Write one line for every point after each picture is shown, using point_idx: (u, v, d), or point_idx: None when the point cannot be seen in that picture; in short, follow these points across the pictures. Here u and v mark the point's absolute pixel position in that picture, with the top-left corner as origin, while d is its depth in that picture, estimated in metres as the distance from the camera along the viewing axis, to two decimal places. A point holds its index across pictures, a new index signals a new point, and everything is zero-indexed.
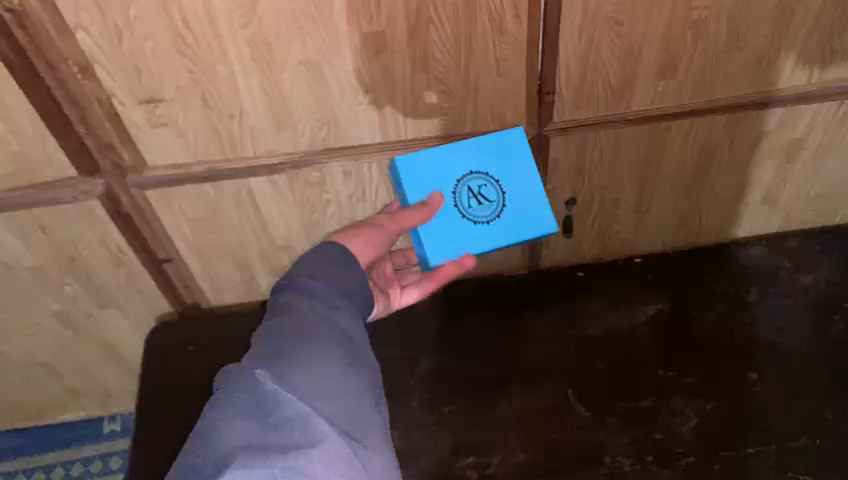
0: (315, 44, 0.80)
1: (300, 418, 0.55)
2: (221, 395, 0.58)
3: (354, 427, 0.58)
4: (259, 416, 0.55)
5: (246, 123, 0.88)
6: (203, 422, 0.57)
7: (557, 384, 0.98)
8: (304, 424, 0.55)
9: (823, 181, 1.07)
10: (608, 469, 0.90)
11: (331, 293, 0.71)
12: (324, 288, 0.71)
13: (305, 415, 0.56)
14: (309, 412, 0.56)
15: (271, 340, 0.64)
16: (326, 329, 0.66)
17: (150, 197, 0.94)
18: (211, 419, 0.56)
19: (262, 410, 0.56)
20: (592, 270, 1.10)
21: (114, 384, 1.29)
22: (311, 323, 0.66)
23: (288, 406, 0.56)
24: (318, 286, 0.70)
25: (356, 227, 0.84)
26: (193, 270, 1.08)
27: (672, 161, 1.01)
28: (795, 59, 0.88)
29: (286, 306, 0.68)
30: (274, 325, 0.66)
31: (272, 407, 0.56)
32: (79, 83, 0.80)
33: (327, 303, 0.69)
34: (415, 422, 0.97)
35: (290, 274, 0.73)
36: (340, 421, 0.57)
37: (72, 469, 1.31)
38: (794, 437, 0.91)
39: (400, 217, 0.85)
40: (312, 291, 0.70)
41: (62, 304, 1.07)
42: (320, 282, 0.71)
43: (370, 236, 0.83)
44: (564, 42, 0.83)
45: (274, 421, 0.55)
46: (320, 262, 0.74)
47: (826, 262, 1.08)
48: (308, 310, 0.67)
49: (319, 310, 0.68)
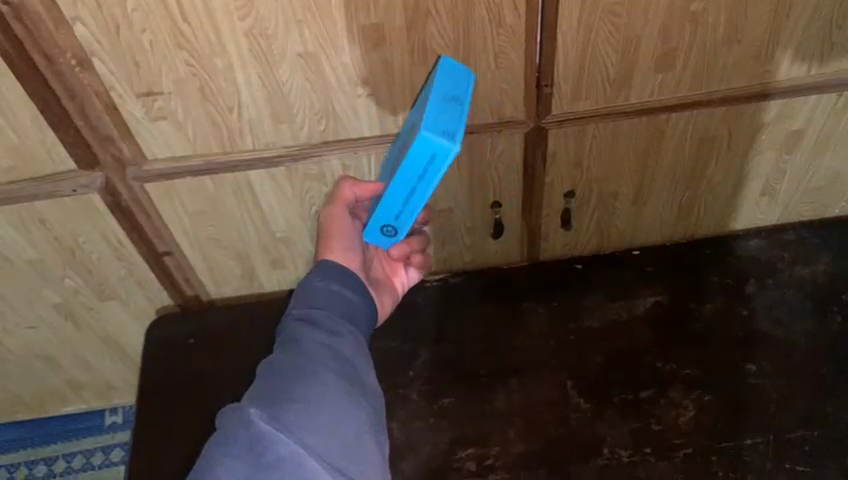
0: (313, 37, 0.80)
1: (292, 459, 0.55)
2: (216, 433, 0.57)
3: (347, 463, 0.58)
4: (251, 457, 0.55)
5: (244, 116, 0.88)
6: (202, 458, 0.57)
7: (555, 375, 0.98)
8: (296, 465, 0.54)
9: (822, 172, 1.06)
10: (606, 460, 0.91)
11: (332, 320, 0.70)
12: (326, 316, 0.70)
13: (297, 457, 0.55)
14: (300, 453, 0.55)
15: (270, 372, 0.63)
16: (326, 357, 0.65)
17: (150, 189, 0.94)
18: (208, 456, 0.56)
19: (255, 449, 0.55)
20: (590, 262, 1.09)
21: (115, 376, 1.30)
22: (310, 351, 0.65)
23: (281, 445, 0.55)
24: (319, 315, 0.69)
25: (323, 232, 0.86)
26: (193, 262, 1.08)
27: (671, 153, 1.00)
28: (797, 50, 0.88)
29: (287, 335, 0.67)
30: (276, 356, 0.65)
31: (265, 446, 0.55)
32: (78, 76, 0.80)
33: (329, 331, 0.68)
34: (414, 414, 0.97)
35: (292, 302, 0.72)
36: (332, 459, 0.57)
37: (74, 462, 1.33)
38: (791, 429, 0.91)
39: (340, 197, 0.87)
40: (314, 320, 0.69)
41: (64, 296, 1.08)
42: (322, 309, 0.71)
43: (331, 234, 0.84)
44: (563, 33, 0.82)
45: (266, 462, 0.54)
46: (319, 288, 0.73)
47: (826, 254, 1.07)
48: (309, 338, 0.66)
49: (319, 339, 0.66)
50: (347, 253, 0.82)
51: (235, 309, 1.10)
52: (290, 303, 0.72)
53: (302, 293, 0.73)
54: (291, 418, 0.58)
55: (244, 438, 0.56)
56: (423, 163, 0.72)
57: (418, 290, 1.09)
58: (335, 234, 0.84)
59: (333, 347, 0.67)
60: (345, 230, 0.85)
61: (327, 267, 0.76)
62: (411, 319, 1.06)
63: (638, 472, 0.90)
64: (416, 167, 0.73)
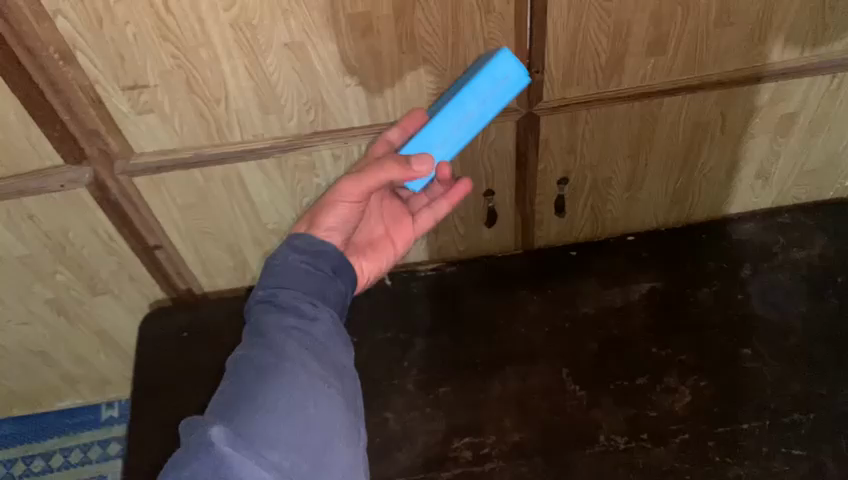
0: (299, 26, 0.78)
1: None
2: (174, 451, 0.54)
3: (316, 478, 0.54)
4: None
5: (232, 108, 0.87)
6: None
7: (551, 363, 0.98)
8: None
9: (817, 155, 1.05)
10: (602, 447, 0.91)
11: (303, 299, 0.65)
12: (294, 300, 0.65)
13: None
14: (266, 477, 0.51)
15: (236, 372, 0.60)
16: (295, 347, 0.60)
17: (138, 183, 0.93)
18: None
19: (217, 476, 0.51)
20: (585, 249, 1.09)
21: (110, 370, 1.30)
22: (278, 344, 0.60)
23: (244, 470, 0.51)
24: (288, 297, 0.65)
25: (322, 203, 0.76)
26: (185, 255, 1.07)
27: (664, 138, 0.99)
28: (789, 32, 0.87)
29: (254, 325, 0.63)
30: (243, 350, 0.61)
31: (227, 472, 0.51)
32: (61, 70, 0.79)
33: (299, 314, 0.64)
34: (409, 405, 0.97)
35: (263, 282, 0.68)
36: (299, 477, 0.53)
37: (71, 456, 1.32)
38: (787, 413, 0.91)
39: (364, 184, 0.73)
40: (282, 304, 0.64)
41: (56, 291, 1.07)
42: (292, 288, 0.66)
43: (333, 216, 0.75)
44: (552, 19, 0.81)
45: None
46: (290, 265, 0.68)
47: (821, 237, 1.06)
48: (276, 328, 0.62)
49: (286, 331, 0.62)
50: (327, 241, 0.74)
51: (229, 302, 1.10)
52: (260, 284, 0.68)
53: (272, 271, 0.68)
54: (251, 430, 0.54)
55: (198, 459, 0.51)
56: (492, 85, 0.75)
57: (412, 279, 1.09)
58: (333, 209, 0.75)
59: (304, 332, 0.62)
60: (347, 214, 0.76)
61: (300, 240, 0.71)
62: (405, 308, 1.06)
63: (634, 458, 0.89)
64: (480, 92, 0.76)
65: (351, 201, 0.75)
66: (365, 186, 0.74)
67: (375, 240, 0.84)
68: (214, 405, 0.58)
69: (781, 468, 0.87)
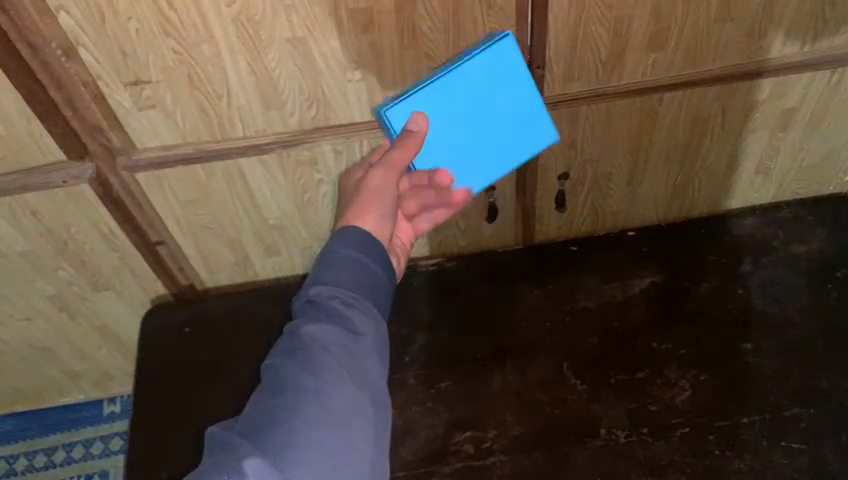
0: (301, 22, 0.79)
1: None
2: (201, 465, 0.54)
3: None
4: None
5: (234, 103, 0.87)
6: None
7: (552, 357, 0.98)
8: None
9: (816, 150, 1.06)
10: (603, 441, 0.91)
11: (352, 307, 0.63)
12: (342, 310, 0.63)
13: None
14: None
15: (271, 384, 0.59)
16: (336, 369, 0.60)
17: (140, 178, 0.94)
18: None
19: None
20: (586, 244, 1.09)
21: (112, 366, 1.30)
22: (319, 363, 0.59)
23: None
24: (338, 303, 0.63)
25: (362, 201, 0.75)
26: (187, 251, 1.08)
27: (665, 132, 0.99)
28: (789, 27, 0.87)
29: (297, 328, 0.62)
30: (282, 359, 0.61)
31: None
32: (63, 66, 0.79)
33: (345, 326, 0.62)
34: (411, 399, 0.97)
35: (313, 276, 0.66)
36: None
37: (73, 451, 1.32)
38: (787, 406, 0.91)
39: (396, 166, 0.77)
40: (331, 310, 0.63)
41: (58, 287, 1.08)
42: (344, 293, 0.64)
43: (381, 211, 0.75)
44: (553, 14, 0.81)
45: None
46: (343, 267, 0.66)
47: (820, 232, 1.07)
48: (320, 342, 0.61)
49: (331, 347, 0.61)
50: (378, 228, 0.74)
51: (230, 297, 1.10)
52: (311, 277, 0.66)
53: (324, 266, 0.66)
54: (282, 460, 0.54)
55: None
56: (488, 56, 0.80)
57: (413, 274, 1.09)
58: (375, 200, 0.75)
59: (349, 350, 0.61)
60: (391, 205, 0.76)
61: (353, 237, 0.69)
62: (406, 303, 1.06)
63: (635, 452, 0.90)
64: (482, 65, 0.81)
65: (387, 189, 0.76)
66: (396, 171, 0.77)
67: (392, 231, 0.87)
68: (245, 418, 0.58)
69: (780, 461, 0.88)
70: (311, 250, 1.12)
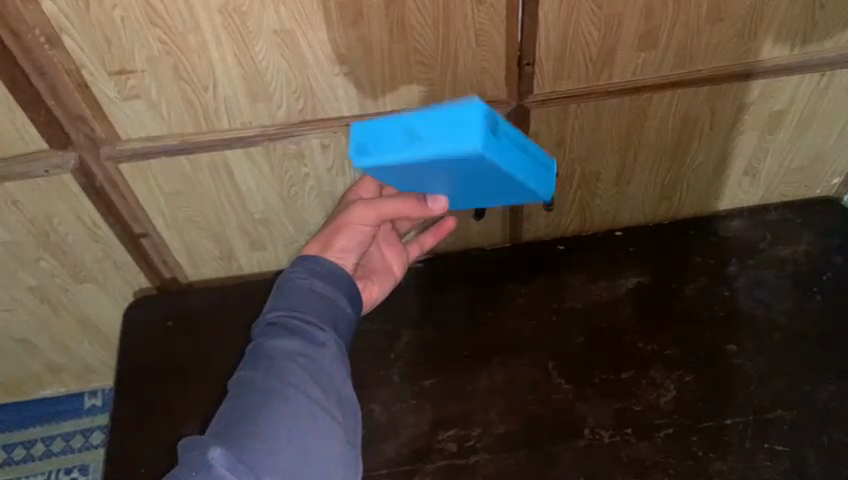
0: (289, 13, 0.78)
1: None
2: (173, 468, 0.56)
3: None
4: None
5: (220, 95, 0.86)
6: None
7: (537, 356, 0.98)
8: None
9: (804, 152, 1.06)
10: (587, 441, 0.91)
11: (314, 325, 0.67)
12: (302, 323, 0.66)
13: None
14: None
15: (239, 393, 0.62)
16: (300, 376, 0.62)
17: (124, 170, 0.93)
18: None
19: None
20: (572, 243, 1.09)
21: (94, 359, 1.29)
22: (283, 369, 0.62)
23: None
24: (297, 321, 0.67)
25: (331, 229, 0.77)
26: (172, 245, 1.07)
27: (653, 133, 0.99)
28: (779, 29, 0.87)
29: (261, 343, 0.65)
30: (246, 371, 0.63)
31: None
32: (47, 54, 0.78)
33: (309, 340, 0.65)
34: (396, 396, 0.97)
35: (272, 302, 0.69)
36: None
37: (53, 445, 1.31)
38: (771, 408, 0.91)
39: (379, 210, 0.76)
40: (292, 328, 0.66)
41: (39, 278, 1.06)
42: (303, 310, 0.68)
43: (345, 244, 0.76)
44: (544, 11, 0.81)
45: None
46: (301, 286, 0.69)
47: (806, 234, 1.07)
48: (283, 351, 0.64)
49: (292, 354, 0.64)
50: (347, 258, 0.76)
51: (215, 292, 1.09)
52: (271, 301, 0.69)
53: (282, 290, 0.69)
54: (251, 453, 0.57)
55: None
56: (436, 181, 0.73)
57: None
58: (343, 233, 0.76)
59: (314, 358, 0.64)
60: (363, 238, 0.77)
61: (311, 263, 0.72)
62: (392, 300, 1.05)
63: (619, 452, 0.90)
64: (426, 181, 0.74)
65: (361, 226, 0.76)
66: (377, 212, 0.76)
67: (375, 261, 0.88)
68: (215, 425, 0.61)
69: (764, 463, 0.87)
70: (297, 246, 1.11)
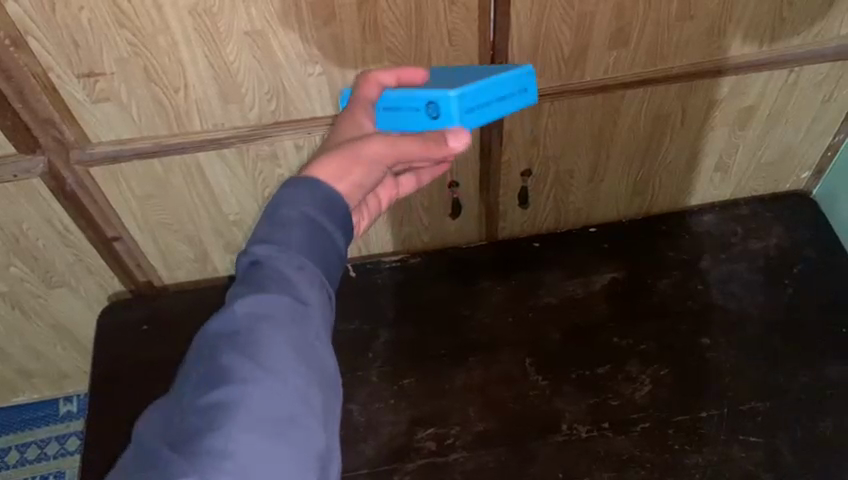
0: (260, 13, 0.77)
1: None
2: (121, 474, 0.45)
3: None
4: None
5: (191, 97, 0.85)
6: None
7: (514, 353, 0.98)
8: None
9: (774, 147, 1.07)
10: (565, 437, 0.91)
11: (302, 277, 0.52)
12: (287, 271, 0.52)
13: None
14: None
15: (197, 373, 0.48)
16: (280, 352, 0.49)
17: (95, 173, 0.91)
18: None
19: None
20: (548, 240, 1.09)
21: (68, 365, 1.27)
22: (259, 345, 0.49)
23: None
24: (281, 269, 0.52)
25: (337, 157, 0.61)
26: (145, 247, 1.06)
27: (625, 129, 1.00)
28: (748, 26, 0.88)
29: (234, 300, 0.51)
30: (210, 349, 0.49)
31: None
32: (12, 56, 0.76)
33: (293, 296, 0.51)
34: (375, 396, 0.96)
35: (252, 235, 0.54)
36: None
37: (27, 452, 1.29)
38: (745, 401, 0.93)
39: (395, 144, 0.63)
40: (274, 278, 0.51)
41: (9, 284, 1.05)
42: (291, 252, 0.53)
43: (359, 173, 0.62)
44: (516, 11, 0.81)
45: None
46: (290, 216, 0.54)
47: (777, 228, 1.09)
48: (260, 319, 0.50)
49: (273, 323, 0.50)
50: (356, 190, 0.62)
51: (190, 295, 1.08)
52: (251, 232, 0.54)
53: (267, 218, 0.54)
54: (206, 452, 0.45)
55: None
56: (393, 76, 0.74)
57: (376, 271, 1.08)
58: (358, 164, 0.62)
59: (298, 324, 0.50)
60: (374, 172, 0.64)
61: (307, 185, 0.57)
62: (369, 299, 1.05)
63: (596, 447, 0.90)
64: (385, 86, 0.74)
65: (377, 161, 0.63)
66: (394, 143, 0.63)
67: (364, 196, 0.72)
68: (163, 404, 0.49)
69: (738, 454, 0.89)
70: None
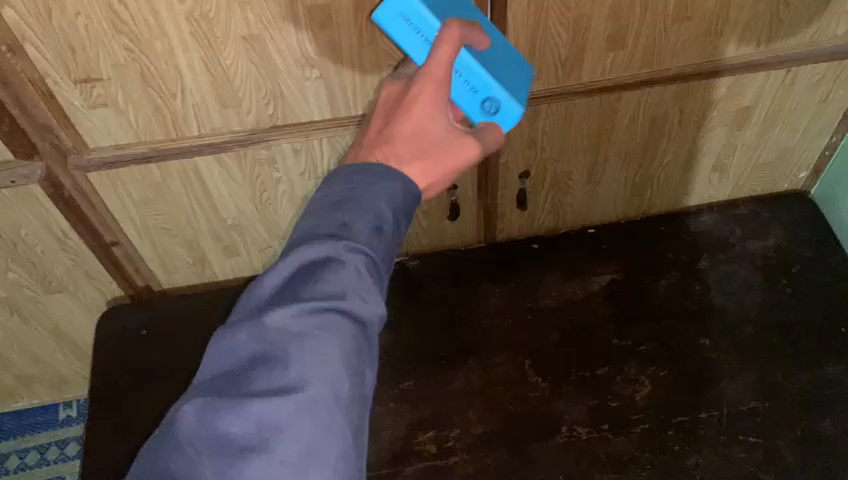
0: (257, 18, 0.77)
1: None
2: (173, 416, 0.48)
3: None
4: None
5: (189, 101, 0.85)
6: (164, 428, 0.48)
7: (514, 355, 0.98)
8: None
9: (771, 147, 1.07)
10: (565, 438, 0.91)
11: (372, 275, 0.52)
12: (363, 267, 0.51)
13: None
14: None
15: (262, 341, 0.49)
16: (338, 351, 0.49)
17: (93, 179, 0.91)
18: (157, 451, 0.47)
19: None
20: (546, 242, 1.09)
21: (67, 369, 1.27)
22: (324, 340, 0.49)
23: None
24: (359, 265, 0.51)
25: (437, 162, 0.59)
26: (143, 252, 1.06)
27: (623, 130, 1.00)
28: (745, 28, 0.88)
29: (310, 281, 0.51)
30: (278, 321, 0.49)
31: None
32: (9, 63, 0.76)
33: (363, 295, 0.51)
34: (374, 399, 0.96)
35: (336, 212, 0.53)
36: None
37: (28, 458, 1.30)
38: (744, 401, 0.93)
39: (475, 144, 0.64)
40: (352, 271, 0.51)
41: (8, 290, 1.05)
42: (368, 249, 0.52)
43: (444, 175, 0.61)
44: (513, 14, 0.81)
45: None
46: (373, 208, 0.54)
47: (775, 228, 1.09)
48: (329, 311, 0.50)
49: (340, 321, 0.50)
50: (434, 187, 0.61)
51: (189, 299, 1.08)
52: (335, 209, 0.54)
53: (350, 200, 0.54)
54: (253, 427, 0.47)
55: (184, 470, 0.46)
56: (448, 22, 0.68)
57: None
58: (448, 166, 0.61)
59: (357, 334, 0.51)
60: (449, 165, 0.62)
61: (389, 175, 0.56)
62: None
63: (596, 449, 0.90)
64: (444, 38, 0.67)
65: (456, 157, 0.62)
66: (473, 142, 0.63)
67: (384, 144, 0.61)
68: (214, 383, 0.49)
69: (739, 455, 0.89)
70: (271, 250, 1.10)
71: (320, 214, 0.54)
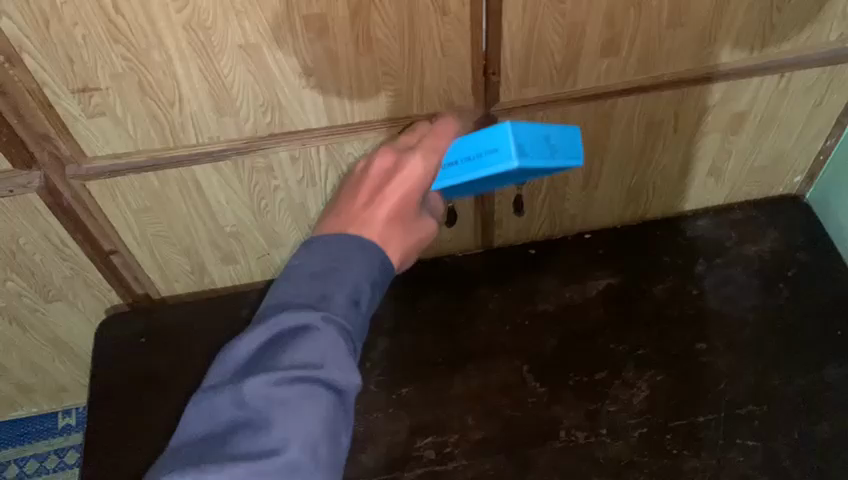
0: (254, 27, 0.77)
1: None
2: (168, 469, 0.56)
3: None
4: None
5: (186, 110, 0.85)
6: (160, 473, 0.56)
7: (512, 361, 0.99)
8: None
9: (767, 152, 1.08)
10: (563, 443, 0.92)
11: (345, 348, 0.59)
12: (336, 341, 0.59)
13: None
14: None
15: (247, 404, 0.57)
16: (314, 417, 0.56)
17: (91, 188, 0.92)
18: None
19: None
20: (544, 247, 1.10)
21: (66, 378, 1.27)
22: (299, 406, 0.56)
23: None
24: (333, 339, 0.59)
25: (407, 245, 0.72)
26: (141, 260, 1.06)
27: (619, 136, 1.00)
28: (738, 34, 0.88)
29: (290, 350, 0.58)
30: (261, 388, 0.56)
31: None
32: (7, 73, 0.77)
33: (337, 367, 0.58)
34: (373, 406, 0.97)
35: (313, 291, 0.62)
36: None
37: (26, 467, 1.31)
38: (742, 405, 0.93)
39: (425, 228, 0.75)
40: (326, 345, 0.59)
41: (7, 299, 1.05)
42: (340, 324, 0.60)
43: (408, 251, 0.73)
44: (508, 21, 0.82)
45: None
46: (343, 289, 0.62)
47: (771, 233, 1.09)
48: (306, 380, 0.57)
49: (316, 389, 0.57)
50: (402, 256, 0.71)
51: (188, 306, 1.09)
52: (311, 287, 0.62)
53: (324, 281, 0.62)
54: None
55: None
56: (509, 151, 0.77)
57: None
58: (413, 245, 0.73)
59: (334, 402, 0.58)
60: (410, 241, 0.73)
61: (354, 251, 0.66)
62: None
63: (595, 454, 0.91)
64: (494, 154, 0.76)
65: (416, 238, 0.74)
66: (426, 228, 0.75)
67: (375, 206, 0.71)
68: (205, 438, 0.57)
69: (737, 458, 0.89)
70: (268, 257, 1.11)
71: (297, 287, 0.62)
